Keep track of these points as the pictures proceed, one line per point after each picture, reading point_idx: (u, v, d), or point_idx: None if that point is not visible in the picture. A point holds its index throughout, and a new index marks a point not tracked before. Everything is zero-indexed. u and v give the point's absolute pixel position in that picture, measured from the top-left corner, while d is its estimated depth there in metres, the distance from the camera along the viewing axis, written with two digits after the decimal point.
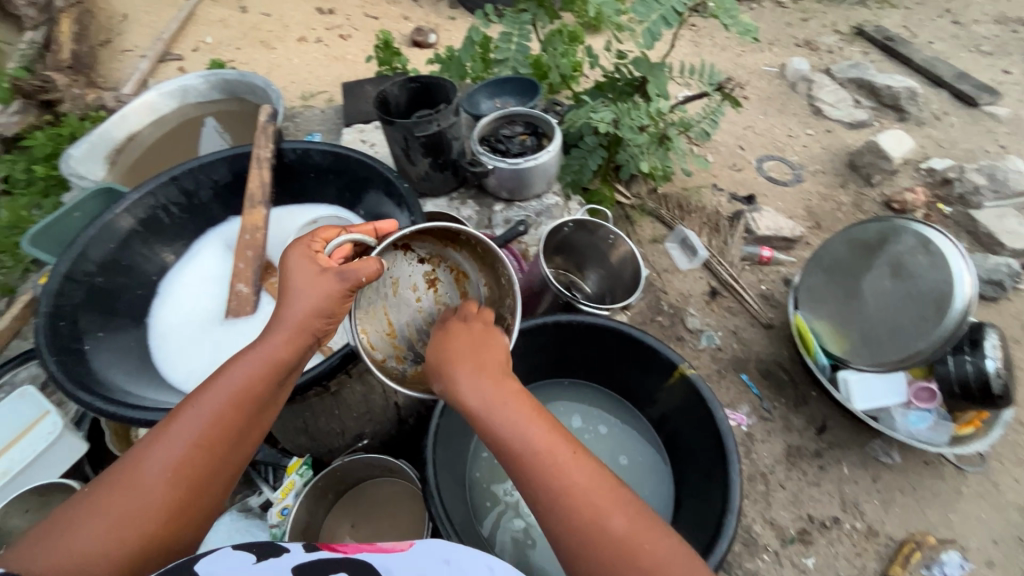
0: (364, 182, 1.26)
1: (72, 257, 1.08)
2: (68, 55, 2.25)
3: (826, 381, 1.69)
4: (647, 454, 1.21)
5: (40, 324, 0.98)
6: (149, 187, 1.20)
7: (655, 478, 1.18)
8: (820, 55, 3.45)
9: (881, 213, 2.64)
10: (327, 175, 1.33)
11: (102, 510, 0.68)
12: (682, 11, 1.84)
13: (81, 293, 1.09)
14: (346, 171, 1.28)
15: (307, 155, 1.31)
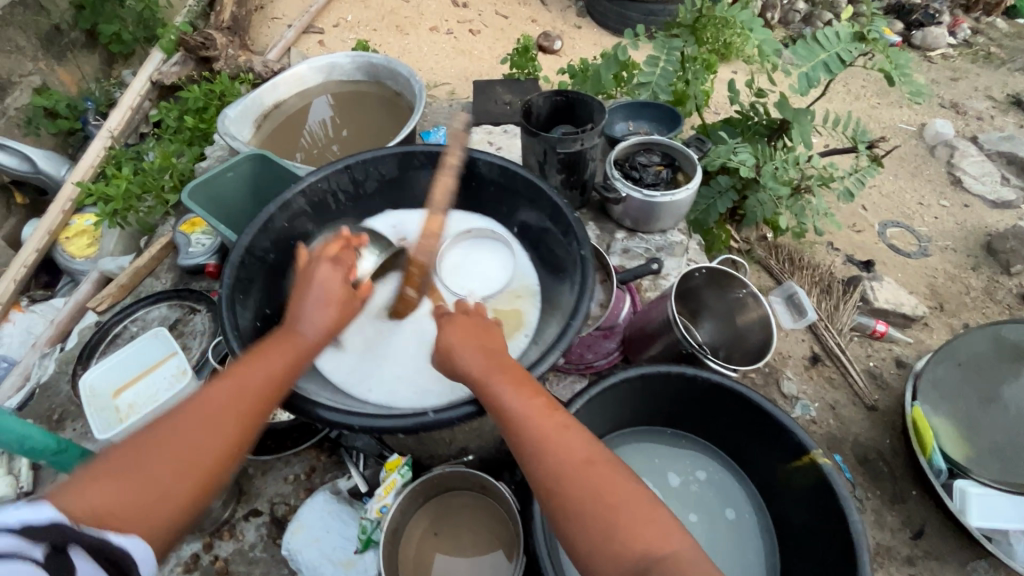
0: (528, 205, 1.14)
1: (255, 232, 0.98)
2: (228, 16, 2.39)
3: (939, 487, 1.49)
4: (753, 523, 1.12)
5: (224, 296, 0.89)
6: (325, 172, 1.08)
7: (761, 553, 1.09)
8: (967, 120, 3.04)
9: (1015, 307, 2.30)
10: (489, 187, 1.19)
11: (143, 458, 0.65)
12: (848, 61, 1.72)
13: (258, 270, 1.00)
14: (511, 189, 1.16)
15: (473, 163, 1.16)
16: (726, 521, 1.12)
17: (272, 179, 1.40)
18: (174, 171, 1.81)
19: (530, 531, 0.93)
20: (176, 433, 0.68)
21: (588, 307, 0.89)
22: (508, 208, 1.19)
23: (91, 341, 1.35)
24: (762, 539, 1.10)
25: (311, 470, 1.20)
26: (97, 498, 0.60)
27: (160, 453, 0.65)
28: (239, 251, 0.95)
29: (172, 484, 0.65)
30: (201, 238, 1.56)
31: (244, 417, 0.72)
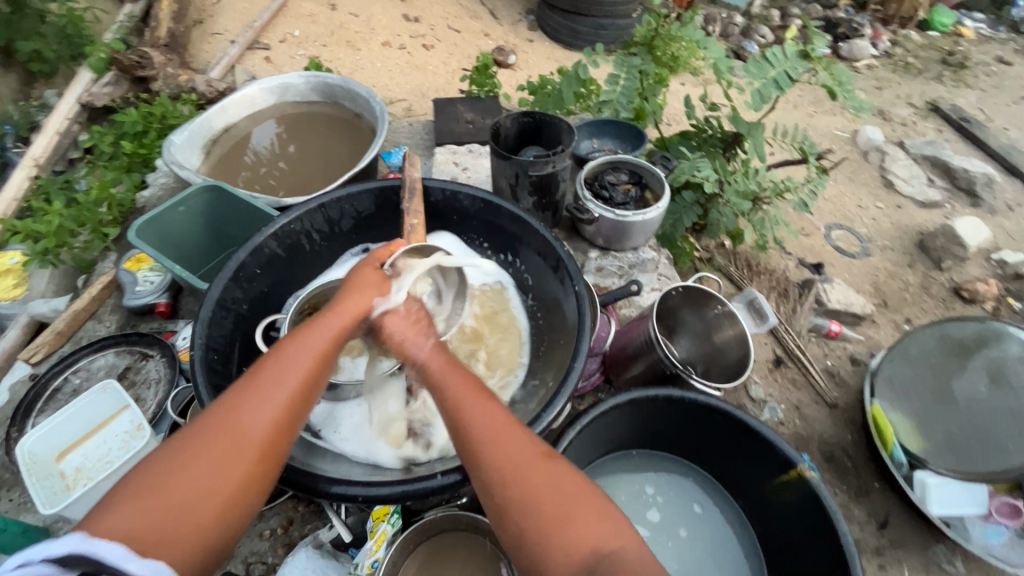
0: (512, 240, 1.15)
1: (226, 281, 0.93)
2: (164, 33, 2.24)
3: (902, 480, 1.56)
4: (722, 507, 1.17)
5: (198, 356, 0.84)
6: (299, 214, 1.04)
7: (735, 527, 1.15)
8: (893, 126, 3.17)
9: (947, 301, 2.38)
10: (470, 221, 1.19)
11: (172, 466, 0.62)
12: (796, 77, 1.80)
13: (229, 321, 0.94)
14: (492, 223, 1.16)
15: (455, 198, 1.16)
16: (696, 515, 1.17)
17: (230, 212, 1.32)
18: (112, 201, 1.67)
19: None
20: (207, 444, 0.64)
21: (590, 349, 0.91)
22: (496, 242, 1.18)
23: (25, 399, 1.22)
24: (730, 527, 1.16)
25: (288, 523, 1.13)
26: (125, 520, 0.57)
27: (192, 461, 0.63)
28: (210, 304, 0.90)
29: (199, 503, 0.61)
30: (149, 274, 1.44)
31: (282, 417, 0.68)
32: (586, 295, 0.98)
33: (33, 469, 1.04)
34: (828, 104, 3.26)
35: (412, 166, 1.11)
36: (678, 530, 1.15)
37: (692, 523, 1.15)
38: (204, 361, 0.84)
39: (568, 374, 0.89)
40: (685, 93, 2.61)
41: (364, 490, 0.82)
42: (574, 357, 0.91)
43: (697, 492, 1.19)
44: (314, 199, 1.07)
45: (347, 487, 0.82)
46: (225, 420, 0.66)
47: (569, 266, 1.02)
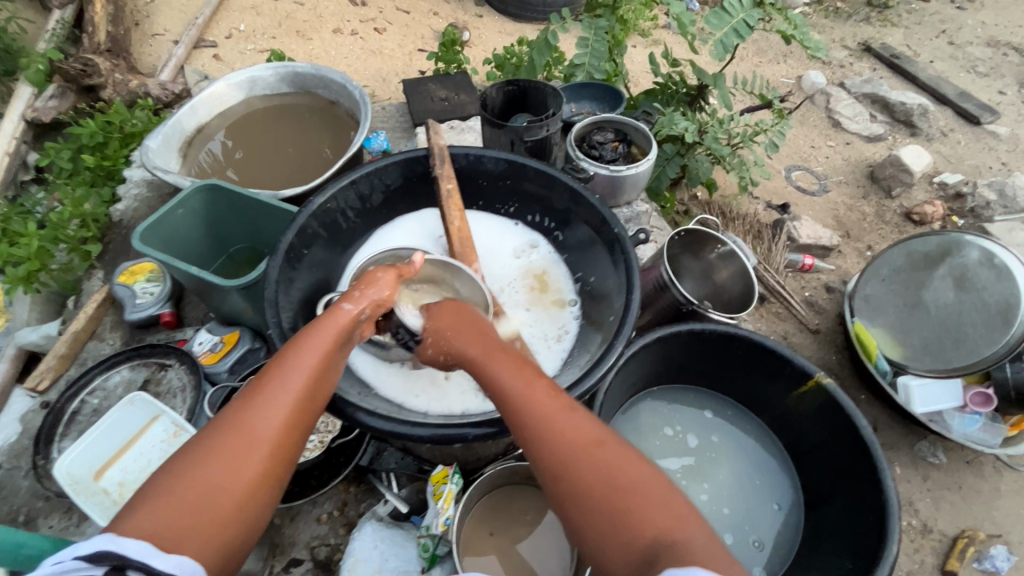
0: (540, 199, 1.18)
1: (280, 262, 0.92)
2: (104, 37, 2.11)
3: (887, 385, 1.73)
4: (731, 411, 1.28)
5: (276, 335, 0.83)
6: (333, 191, 1.03)
7: (747, 423, 1.27)
8: (832, 69, 3.35)
9: (900, 226, 2.57)
10: (499, 182, 1.19)
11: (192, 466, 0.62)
12: (753, 26, 1.88)
13: (293, 306, 0.93)
14: (517, 184, 1.18)
15: (479, 162, 1.16)
16: (708, 420, 1.28)
17: (231, 209, 1.29)
18: (87, 217, 1.59)
19: None
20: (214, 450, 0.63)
21: (642, 284, 0.95)
22: (522, 202, 1.21)
23: (43, 426, 1.17)
24: (746, 426, 1.27)
25: (343, 504, 1.15)
26: (154, 518, 0.57)
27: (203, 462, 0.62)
28: (273, 285, 0.88)
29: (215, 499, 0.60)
30: (147, 285, 1.39)
31: (293, 415, 0.67)
32: (626, 235, 1.02)
33: (78, 488, 1.03)
34: (772, 53, 3.39)
35: (437, 134, 1.11)
36: (712, 436, 1.26)
37: (714, 431, 1.27)
38: (282, 337, 0.83)
39: (629, 307, 0.94)
40: (642, 54, 2.68)
41: (464, 433, 0.84)
42: (631, 290, 0.96)
43: (705, 403, 1.30)
44: (344, 176, 1.06)
45: (455, 427, 0.84)
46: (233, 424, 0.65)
47: (605, 213, 1.05)
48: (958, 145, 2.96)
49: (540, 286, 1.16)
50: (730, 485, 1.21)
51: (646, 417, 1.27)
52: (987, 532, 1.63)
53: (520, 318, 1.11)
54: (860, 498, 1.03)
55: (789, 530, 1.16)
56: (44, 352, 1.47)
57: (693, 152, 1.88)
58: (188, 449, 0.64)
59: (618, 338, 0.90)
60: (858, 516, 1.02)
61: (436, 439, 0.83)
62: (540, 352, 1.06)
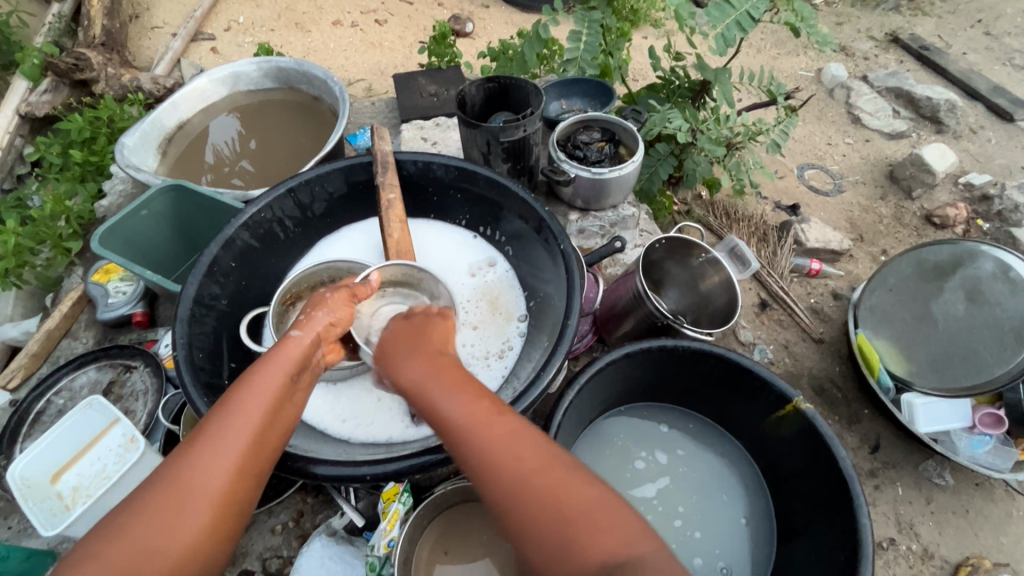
0: (495, 207, 1.13)
1: (200, 277, 0.91)
2: (99, 31, 2.11)
3: (890, 403, 1.61)
4: (699, 427, 1.23)
5: (182, 358, 0.82)
6: (267, 201, 1.01)
7: (714, 441, 1.22)
8: (855, 61, 3.17)
9: (920, 228, 2.42)
10: (449, 189, 1.17)
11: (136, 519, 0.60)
12: (757, 18, 1.78)
13: (211, 320, 0.92)
14: (473, 190, 1.14)
15: (429, 169, 1.14)
16: (664, 434, 1.23)
17: (196, 210, 1.27)
18: (69, 214, 1.60)
19: None
20: (158, 504, 0.61)
21: (582, 303, 0.90)
22: (479, 210, 1.17)
23: (8, 425, 1.18)
24: (713, 443, 1.21)
25: (299, 515, 1.12)
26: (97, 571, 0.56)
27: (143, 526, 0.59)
28: (187, 302, 0.87)
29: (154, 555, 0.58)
30: (120, 285, 1.39)
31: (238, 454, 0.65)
32: (572, 250, 0.97)
33: (28, 493, 1.02)
34: (790, 45, 3.24)
35: (381, 140, 1.10)
36: (677, 449, 1.21)
37: (679, 448, 1.21)
38: (188, 359, 0.83)
39: (564, 331, 0.89)
40: (648, 46, 2.57)
41: (372, 468, 0.83)
42: (569, 313, 0.91)
43: (670, 420, 1.25)
44: (281, 184, 1.04)
45: (355, 467, 0.83)
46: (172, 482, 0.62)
47: (551, 224, 1.00)
48: (988, 143, 2.77)
49: (489, 304, 1.12)
50: (700, 505, 1.15)
51: (613, 431, 1.22)
52: (993, 561, 1.52)
53: (463, 335, 1.08)
54: (831, 532, 0.97)
55: (759, 556, 1.10)
56: (23, 348, 1.48)
57: (689, 151, 1.79)
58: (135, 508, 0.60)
59: (546, 369, 0.85)
60: (831, 554, 0.95)
61: (331, 479, 0.82)
62: (477, 372, 1.04)
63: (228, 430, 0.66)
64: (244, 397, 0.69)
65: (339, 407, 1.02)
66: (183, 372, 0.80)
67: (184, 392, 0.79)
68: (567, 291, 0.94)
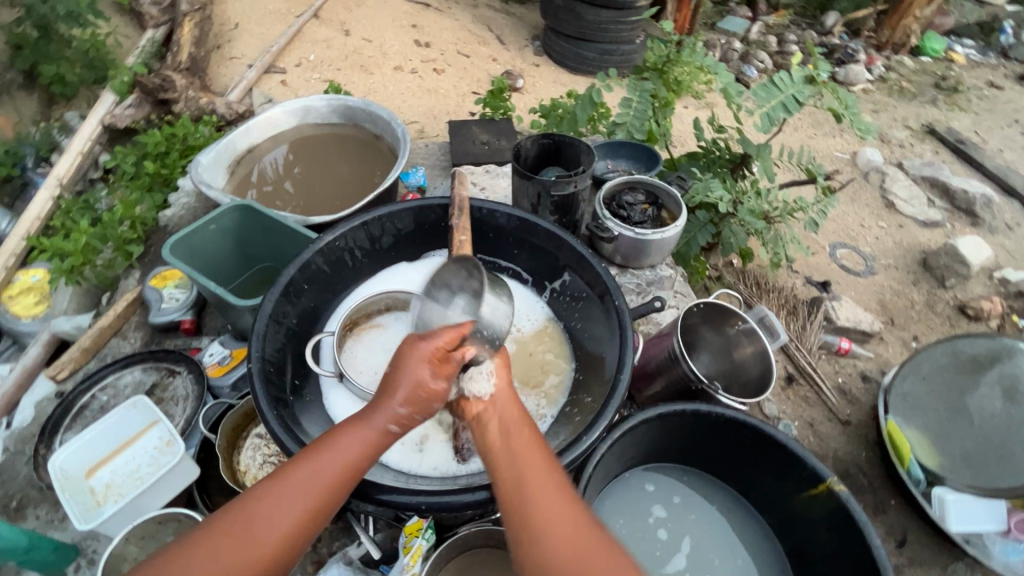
0: (549, 258, 1.19)
1: (277, 296, 0.96)
2: (186, 57, 2.29)
3: (920, 496, 1.54)
4: (694, 481, 1.23)
5: (257, 369, 0.87)
6: (343, 231, 1.08)
7: (715, 493, 1.21)
8: (891, 148, 3.24)
9: (952, 318, 2.39)
10: (506, 237, 1.23)
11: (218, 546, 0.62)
12: (803, 101, 1.86)
13: (281, 337, 0.97)
14: (529, 240, 1.20)
15: (492, 216, 1.20)
16: (653, 491, 1.21)
17: (261, 230, 1.35)
18: (135, 220, 1.70)
19: None
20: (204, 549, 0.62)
21: (635, 360, 0.94)
22: (533, 259, 1.22)
23: (52, 416, 1.22)
24: (713, 497, 1.21)
25: (317, 540, 1.13)
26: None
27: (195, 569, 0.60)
28: (265, 319, 0.93)
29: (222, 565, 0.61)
30: (174, 292, 1.45)
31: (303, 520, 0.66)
32: (626, 309, 1.01)
33: (66, 485, 1.04)
34: (827, 127, 3.33)
35: (461, 185, 1.13)
36: (672, 497, 1.21)
37: (676, 503, 1.20)
38: (262, 372, 0.87)
39: (615, 385, 0.92)
40: (690, 117, 2.67)
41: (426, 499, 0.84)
42: (620, 368, 0.94)
43: (662, 476, 1.23)
44: (357, 217, 1.11)
45: (410, 496, 0.84)
46: (229, 526, 0.63)
47: (608, 283, 1.05)
48: None
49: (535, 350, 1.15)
50: (716, 566, 1.13)
51: (620, 494, 1.18)
52: None
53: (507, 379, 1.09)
54: None
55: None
56: (72, 342, 1.54)
57: (727, 220, 1.83)
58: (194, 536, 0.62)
59: (597, 421, 0.88)
60: None
61: (383, 505, 0.83)
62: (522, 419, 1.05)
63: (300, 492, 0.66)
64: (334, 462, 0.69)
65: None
66: (256, 383, 0.85)
67: (256, 400, 0.83)
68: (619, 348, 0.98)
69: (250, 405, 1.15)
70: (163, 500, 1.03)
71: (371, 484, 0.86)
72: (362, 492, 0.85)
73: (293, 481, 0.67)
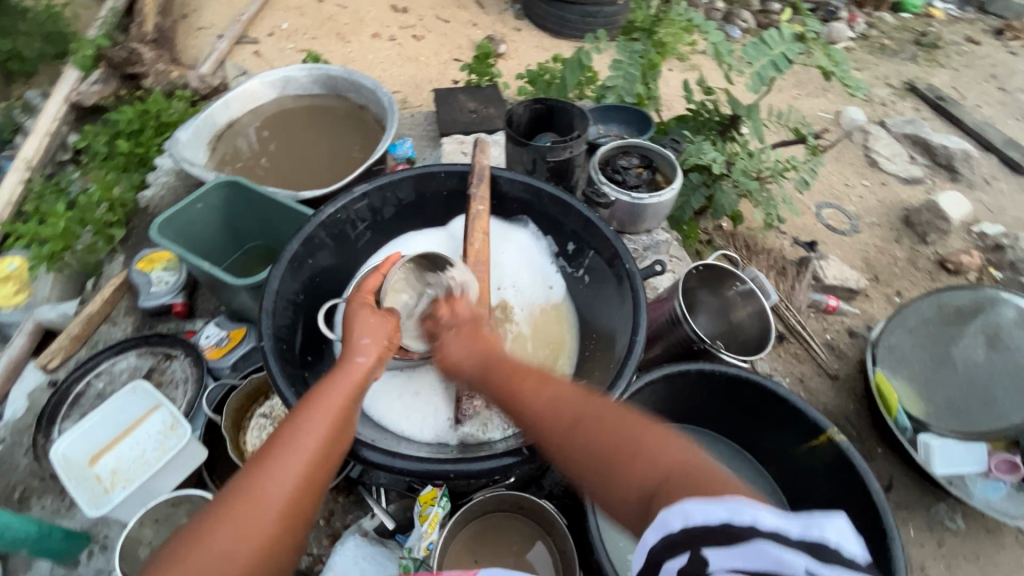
0: (554, 222, 1.18)
1: (283, 271, 0.94)
2: (151, 28, 2.17)
3: (907, 442, 1.62)
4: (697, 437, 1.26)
5: (269, 347, 0.86)
6: (344, 202, 1.05)
7: (717, 446, 1.25)
8: (873, 106, 3.25)
9: (933, 273, 2.45)
10: (510, 205, 1.21)
11: (229, 516, 0.58)
12: (792, 59, 1.84)
13: (290, 312, 0.96)
14: (533, 206, 1.19)
15: (497, 183, 1.18)
16: None
17: (249, 206, 1.31)
18: (114, 202, 1.63)
19: (588, 509, 0.97)
20: (225, 515, 0.58)
21: (649, 320, 0.94)
22: (537, 224, 1.21)
23: (47, 405, 1.19)
24: (716, 453, 1.25)
25: (330, 514, 1.13)
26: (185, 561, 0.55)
27: (221, 535, 0.57)
28: (272, 295, 0.90)
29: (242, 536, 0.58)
30: (163, 274, 1.41)
31: (307, 478, 0.63)
32: (637, 271, 1.01)
33: (70, 472, 1.02)
34: (811, 87, 3.32)
35: (482, 153, 1.13)
36: None
37: None
38: (275, 349, 0.86)
39: (632, 345, 0.93)
40: (676, 81, 2.64)
41: (457, 466, 0.84)
42: (636, 329, 0.95)
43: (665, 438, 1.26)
44: (357, 187, 1.08)
45: (439, 465, 0.84)
46: (244, 487, 0.60)
47: (617, 247, 1.05)
48: (1001, 195, 2.83)
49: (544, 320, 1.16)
50: None
51: None
52: None
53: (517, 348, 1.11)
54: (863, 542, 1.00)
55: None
56: (59, 330, 1.50)
57: (719, 182, 1.83)
58: (209, 510, 0.59)
59: (617, 383, 0.89)
60: None
61: (410, 474, 0.82)
62: None
63: (306, 438, 0.65)
64: (327, 406, 0.69)
65: (399, 403, 1.03)
66: (271, 360, 0.84)
67: (272, 377, 0.82)
68: (630, 312, 0.99)
69: (253, 385, 1.15)
70: (173, 482, 1.03)
71: (393, 455, 0.85)
72: (390, 464, 0.84)
73: (297, 426, 0.66)
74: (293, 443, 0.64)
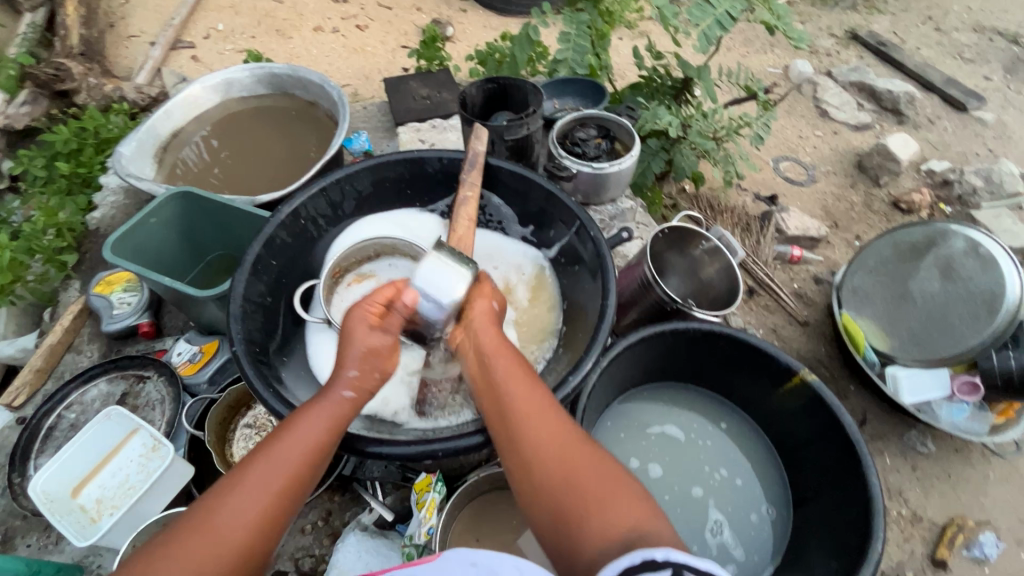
0: (517, 198, 1.19)
1: (246, 276, 0.93)
2: (77, 40, 2.05)
3: (876, 377, 1.70)
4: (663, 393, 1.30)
5: (241, 352, 0.85)
6: (301, 199, 1.04)
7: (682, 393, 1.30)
8: (819, 57, 3.31)
9: (889, 214, 2.54)
10: None
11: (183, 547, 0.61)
12: (735, 16, 1.85)
13: (259, 317, 0.95)
14: (494, 184, 1.19)
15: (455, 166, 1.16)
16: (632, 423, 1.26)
17: (206, 217, 1.27)
18: (61, 226, 1.56)
19: None
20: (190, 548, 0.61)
21: (619, 284, 0.96)
22: (501, 203, 1.22)
23: (19, 443, 1.15)
24: (687, 399, 1.30)
25: (328, 514, 1.14)
26: None
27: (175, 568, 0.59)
28: (237, 301, 0.89)
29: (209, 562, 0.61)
30: (124, 295, 1.36)
31: (271, 505, 0.67)
32: (602, 239, 1.02)
33: (53, 507, 1.00)
34: (757, 44, 3.36)
35: (479, 139, 1.11)
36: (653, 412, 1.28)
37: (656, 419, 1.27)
38: (247, 353, 0.85)
39: (605, 311, 0.95)
40: (627, 50, 2.64)
41: (445, 445, 0.84)
42: (607, 292, 0.97)
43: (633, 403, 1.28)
44: (314, 184, 1.07)
45: (426, 444, 0.84)
46: (211, 514, 0.64)
47: (582, 217, 1.06)
48: (945, 132, 2.94)
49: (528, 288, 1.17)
50: (707, 443, 1.25)
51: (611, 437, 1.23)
52: (975, 520, 1.60)
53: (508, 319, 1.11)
54: (841, 472, 1.06)
55: (772, 470, 1.22)
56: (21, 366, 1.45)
57: (677, 146, 1.85)
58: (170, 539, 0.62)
59: (593, 346, 0.90)
60: (840, 495, 1.06)
61: (397, 458, 0.82)
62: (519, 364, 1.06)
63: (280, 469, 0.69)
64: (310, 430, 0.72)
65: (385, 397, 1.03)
66: (245, 366, 0.83)
67: (247, 382, 0.81)
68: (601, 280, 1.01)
69: (231, 397, 1.12)
70: (162, 503, 1.02)
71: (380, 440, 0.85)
72: (376, 450, 0.84)
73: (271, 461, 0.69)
74: (249, 486, 0.66)
